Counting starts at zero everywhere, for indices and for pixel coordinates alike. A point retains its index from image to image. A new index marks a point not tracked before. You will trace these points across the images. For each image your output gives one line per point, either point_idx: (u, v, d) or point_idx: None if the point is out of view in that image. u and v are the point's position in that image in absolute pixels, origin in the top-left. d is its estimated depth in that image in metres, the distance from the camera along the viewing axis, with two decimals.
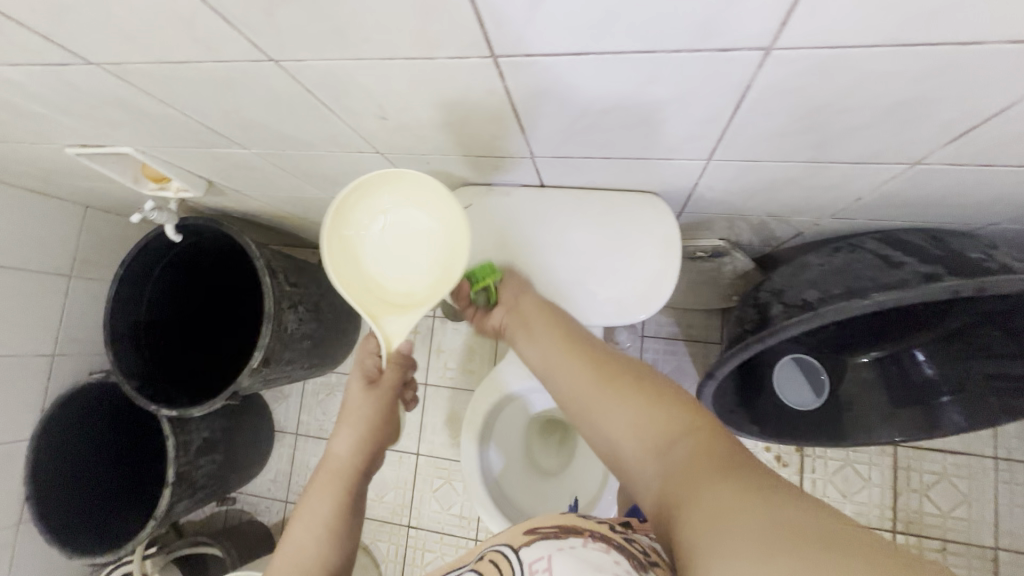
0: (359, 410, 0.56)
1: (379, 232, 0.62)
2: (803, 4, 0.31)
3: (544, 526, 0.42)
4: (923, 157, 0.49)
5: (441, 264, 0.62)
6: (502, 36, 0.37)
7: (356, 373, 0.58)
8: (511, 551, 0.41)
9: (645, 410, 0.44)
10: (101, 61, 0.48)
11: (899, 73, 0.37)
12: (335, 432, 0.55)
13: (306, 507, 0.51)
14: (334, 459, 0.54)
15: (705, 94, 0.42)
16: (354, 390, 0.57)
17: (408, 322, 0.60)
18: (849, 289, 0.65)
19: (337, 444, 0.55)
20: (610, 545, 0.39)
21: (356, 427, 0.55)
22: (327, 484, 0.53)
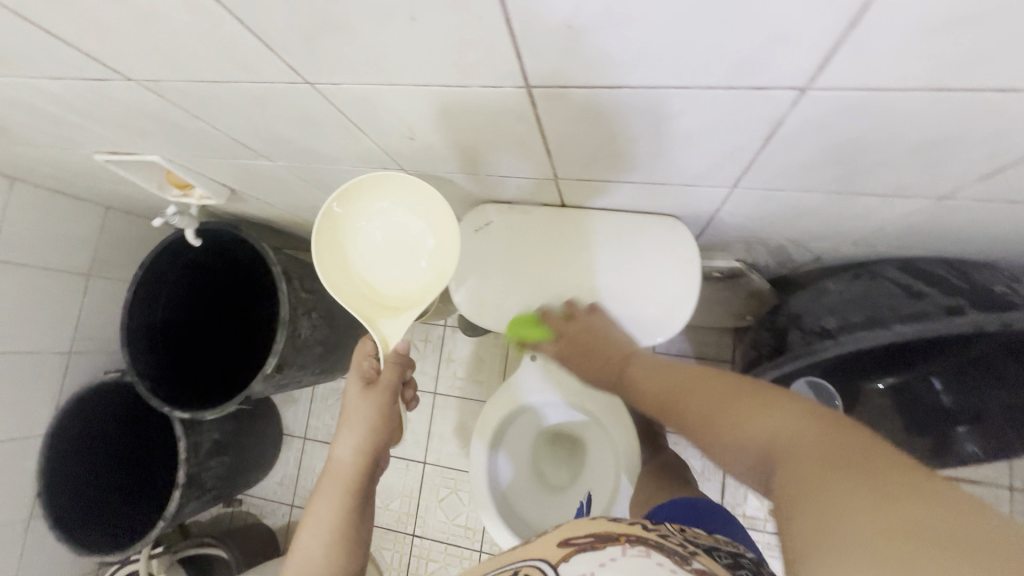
0: (358, 412, 0.54)
1: (371, 233, 0.61)
2: (842, 50, 0.31)
3: (578, 537, 0.42)
4: (950, 193, 0.49)
5: (435, 266, 0.61)
6: (536, 69, 0.38)
7: (353, 376, 0.57)
8: (547, 566, 0.40)
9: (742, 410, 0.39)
10: (139, 78, 0.49)
11: (931, 115, 0.37)
12: (337, 435, 0.54)
13: (311, 513, 0.51)
14: (337, 464, 0.53)
15: (733, 128, 0.42)
16: (353, 393, 0.56)
17: (404, 322, 0.59)
18: (868, 319, 0.66)
19: (340, 447, 0.54)
20: (647, 547, 0.41)
21: (357, 431, 0.54)
22: (333, 491, 0.52)
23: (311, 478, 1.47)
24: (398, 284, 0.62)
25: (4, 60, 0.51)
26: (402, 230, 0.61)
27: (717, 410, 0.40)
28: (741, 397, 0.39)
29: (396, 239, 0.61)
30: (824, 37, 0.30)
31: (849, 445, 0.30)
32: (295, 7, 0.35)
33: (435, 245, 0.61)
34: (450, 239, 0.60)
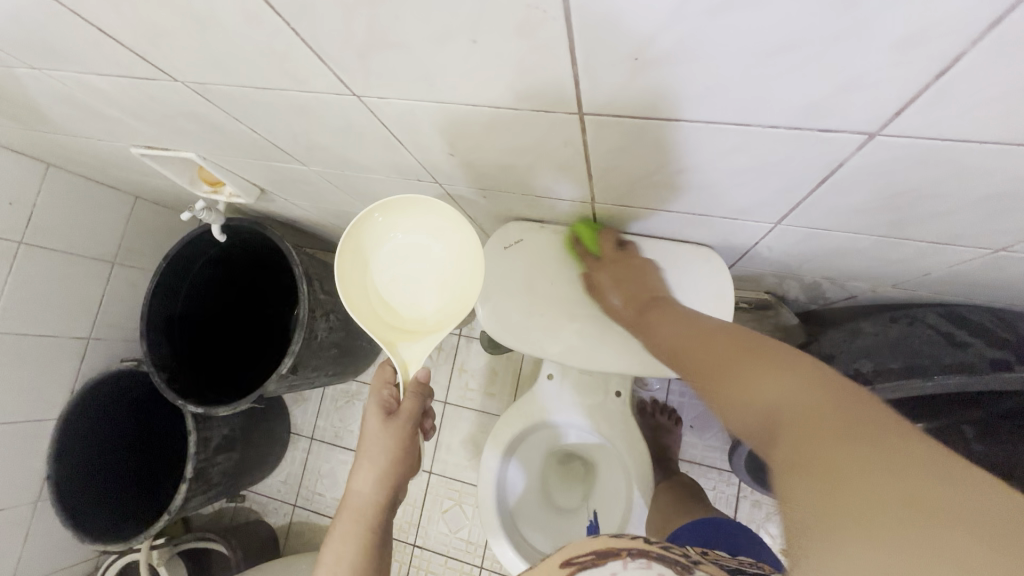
0: (378, 443, 0.53)
1: (391, 257, 0.60)
2: (923, 99, 0.30)
3: (579, 556, 0.43)
4: (1007, 245, 0.47)
5: (456, 290, 0.60)
6: (593, 99, 0.37)
7: (374, 406, 0.56)
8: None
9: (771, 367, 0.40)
10: (186, 79, 0.49)
11: (1002, 170, 0.35)
12: (355, 468, 0.53)
13: (329, 550, 0.50)
14: (357, 496, 0.53)
15: (787, 169, 0.41)
16: (374, 423, 0.55)
17: (424, 347, 0.58)
18: (908, 366, 0.63)
19: (359, 480, 0.53)
20: (650, 559, 0.42)
21: (376, 463, 0.53)
22: (352, 526, 0.51)
23: (316, 479, 1.46)
24: (419, 308, 0.61)
25: (55, 56, 0.51)
26: (423, 254, 0.61)
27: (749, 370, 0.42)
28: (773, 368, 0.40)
29: (418, 263, 0.61)
30: (903, 86, 0.29)
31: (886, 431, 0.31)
32: (353, 23, 0.35)
33: (454, 269, 0.61)
34: (472, 259, 0.59)
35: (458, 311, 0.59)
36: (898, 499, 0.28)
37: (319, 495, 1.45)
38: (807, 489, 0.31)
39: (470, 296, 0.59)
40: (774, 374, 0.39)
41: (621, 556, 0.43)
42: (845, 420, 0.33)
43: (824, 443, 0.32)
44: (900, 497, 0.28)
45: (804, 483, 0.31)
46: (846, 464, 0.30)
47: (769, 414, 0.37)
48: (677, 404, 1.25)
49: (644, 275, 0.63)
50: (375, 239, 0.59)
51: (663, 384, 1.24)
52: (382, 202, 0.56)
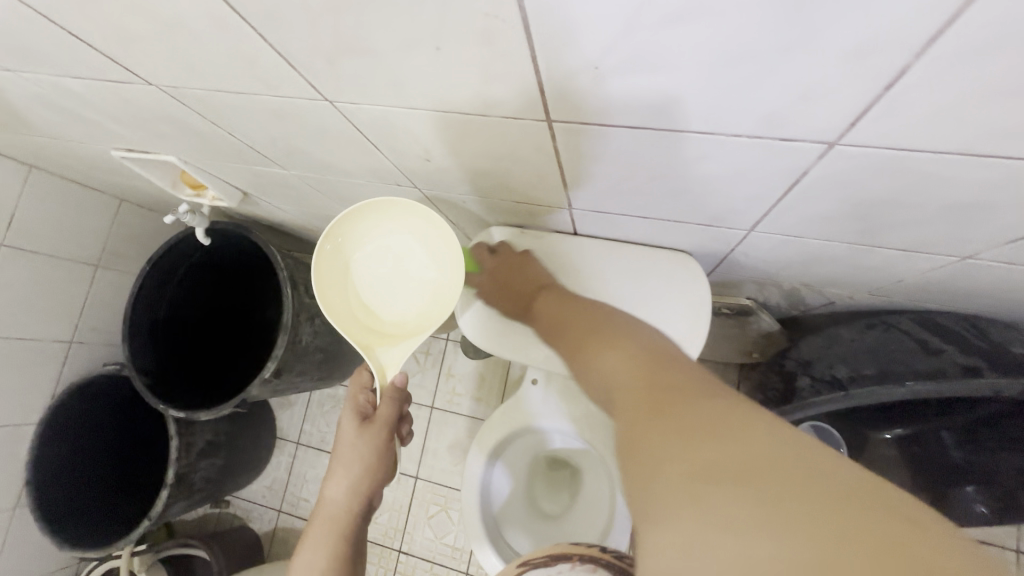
0: (352, 452, 0.53)
1: (371, 262, 0.60)
2: (875, 109, 0.30)
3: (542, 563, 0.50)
4: (975, 253, 0.47)
5: (436, 293, 0.60)
6: (559, 105, 0.37)
7: (349, 412, 0.55)
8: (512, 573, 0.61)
9: (631, 358, 0.46)
10: (160, 83, 0.49)
11: (963, 180, 0.36)
12: (330, 475, 0.53)
13: (302, 555, 0.51)
14: (332, 502, 0.53)
15: (754, 176, 0.42)
16: (349, 429, 0.55)
17: (402, 351, 0.56)
18: (882, 372, 0.64)
19: (334, 486, 0.53)
20: (594, 564, 0.58)
21: (350, 471, 0.53)
22: (325, 533, 0.52)
23: (301, 484, 1.45)
24: (400, 311, 0.60)
25: (29, 58, 0.51)
26: (404, 257, 0.60)
27: (588, 361, 0.50)
28: (627, 360, 0.46)
29: (399, 267, 0.60)
30: (855, 96, 0.29)
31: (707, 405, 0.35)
32: (320, 30, 0.35)
33: (435, 272, 0.60)
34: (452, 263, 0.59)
35: (437, 313, 0.58)
36: (734, 473, 0.28)
37: (304, 501, 1.44)
38: (642, 462, 0.33)
39: (451, 297, 0.58)
40: (632, 362, 0.45)
41: (571, 560, 0.59)
42: (676, 403, 0.37)
43: (656, 424, 0.35)
44: (715, 469, 0.29)
45: (642, 460, 0.34)
46: (673, 440, 0.33)
47: (615, 395, 0.43)
48: None
49: (528, 267, 0.68)
50: (356, 243, 0.59)
51: None
52: (362, 204, 0.56)
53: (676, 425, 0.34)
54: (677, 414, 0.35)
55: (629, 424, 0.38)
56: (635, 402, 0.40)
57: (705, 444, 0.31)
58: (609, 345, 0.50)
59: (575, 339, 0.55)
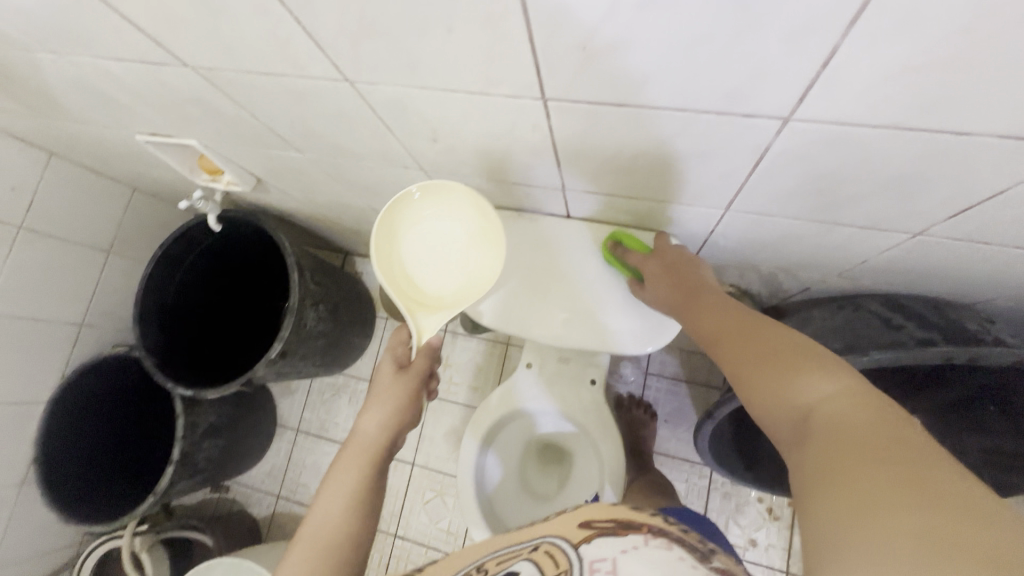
0: (389, 391, 0.58)
1: (419, 237, 0.65)
2: (816, 86, 0.36)
3: (600, 520, 0.38)
4: (924, 229, 0.53)
5: (475, 274, 0.65)
6: (553, 84, 0.43)
7: (386, 360, 0.61)
8: (567, 546, 0.36)
9: (825, 390, 0.37)
10: (196, 65, 0.55)
11: (898, 151, 0.41)
12: (365, 411, 0.57)
13: (332, 481, 0.53)
14: (364, 435, 0.56)
15: (724, 153, 0.47)
16: (385, 374, 0.60)
17: (439, 319, 0.62)
18: (848, 344, 0.68)
19: (367, 421, 0.57)
20: (671, 539, 0.35)
21: (385, 407, 0.58)
22: (355, 461, 0.54)
23: (300, 470, 1.49)
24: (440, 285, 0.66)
25: (77, 42, 0.57)
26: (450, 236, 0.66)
27: (769, 385, 0.41)
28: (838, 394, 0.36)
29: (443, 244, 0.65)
30: (800, 74, 0.35)
31: (925, 458, 0.29)
32: (348, 15, 0.40)
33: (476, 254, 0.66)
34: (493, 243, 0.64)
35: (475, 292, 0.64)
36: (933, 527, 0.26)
37: (302, 486, 1.47)
38: (828, 496, 0.31)
39: (491, 274, 0.64)
40: (816, 376, 0.39)
41: (643, 530, 0.36)
42: (886, 445, 0.31)
43: (865, 462, 0.31)
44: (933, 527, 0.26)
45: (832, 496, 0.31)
46: (864, 467, 0.30)
47: (807, 418, 0.37)
48: (654, 399, 1.29)
49: (692, 275, 0.61)
50: (411, 215, 0.64)
51: (639, 379, 1.30)
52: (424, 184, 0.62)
53: (875, 463, 0.30)
54: (883, 452, 0.30)
55: (821, 455, 0.33)
56: (827, 437, 0.34)
57: (920, 492, 0.28)
58: (817, 373, 0.39)
59: (754, 362, 0.44)
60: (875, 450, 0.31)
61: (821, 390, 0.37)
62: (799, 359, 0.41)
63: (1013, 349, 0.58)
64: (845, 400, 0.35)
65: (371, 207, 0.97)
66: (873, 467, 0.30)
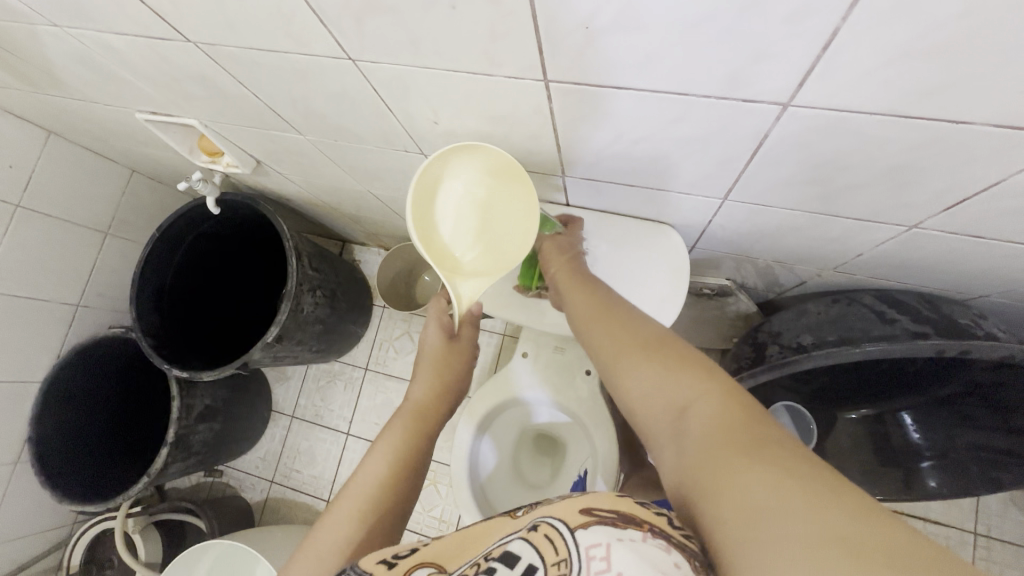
0: (437, 358, 0.59)
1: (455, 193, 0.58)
2: (816, 70, 0.36)
3: (603, 508, 0.34)
4: (919, 222, 0.54)
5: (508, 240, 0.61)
6: (556, 64, 0.43)
7: (433, 325, 0.61)
8: (565, 527, 0.34)
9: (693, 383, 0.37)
10: (198, 40, 0.55)
11: (894, 140, 0.42)
12: (417, 377, 0.59)
13: (380, 443, 0.53)
14: (413, 400, 0.57)
15: (723, 139, 0.48)
16: (432, 341, 0.61)
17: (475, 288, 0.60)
18: (841, 337, 0.69)
19: (418, 387, 0.58)
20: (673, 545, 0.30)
21: (435, 373, 0.59)
22: (404, 424, 0.55)
23: (294, 456, 1.49)
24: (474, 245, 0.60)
25: (79, 14, 0.57)
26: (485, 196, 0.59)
27: (642, 380, 0.40)
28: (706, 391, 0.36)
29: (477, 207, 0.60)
30: (801, 56, 0.35)
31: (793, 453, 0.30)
32: None
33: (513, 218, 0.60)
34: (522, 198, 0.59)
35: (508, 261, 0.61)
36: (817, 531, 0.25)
37: (296, 472, 1.48)
38: (723, 508, 0.29)
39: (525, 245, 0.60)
40: (683, 370, 0.38)
41: (644, 528, 0.32)
42: (766, 444, 0.31)
43: (749, 462, 0.30)
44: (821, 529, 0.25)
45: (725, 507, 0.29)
46: (744, 470, 0.30)
47: (682, 413, 0.36)
48: None
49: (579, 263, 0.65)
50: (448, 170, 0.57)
51: None
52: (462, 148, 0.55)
53: (756, 462, 0.29)
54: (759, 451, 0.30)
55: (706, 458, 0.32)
56: (706, 438, 0.33)
57: (801, 490, 0.27)
58: (687, 367, 0.39)
59: (626, 354, 0.44)
60: (755, 449, 0.30)
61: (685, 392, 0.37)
62: (670, 351, 0.41)
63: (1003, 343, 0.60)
64: (706, 400, 0.36)
65: (372, 192, 0.97)
66: (750, 472, 0.29)
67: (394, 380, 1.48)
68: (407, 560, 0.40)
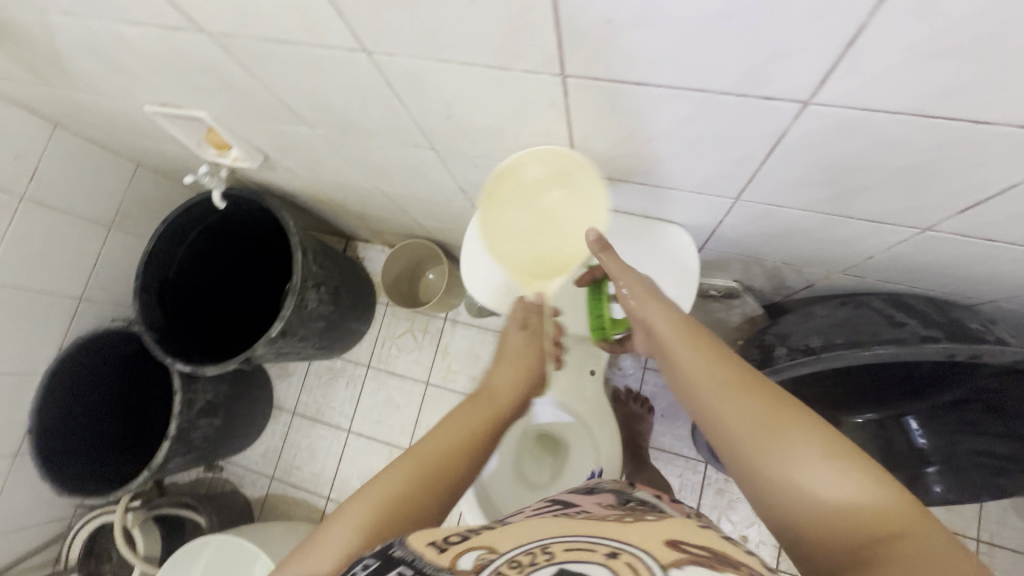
0: (517, 348, 0.60)
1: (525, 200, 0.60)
2: (839, 67, 0.36)
3: (690, 546, 0.32)
4: (933, 224, 0.53)
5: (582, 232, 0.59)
6: (574, 58, 0.42)
7: (512, 317, 0.63)
8: (654, 564, 0.30)
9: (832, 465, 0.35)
10: (212, 31, 0.55)
11: (913, 140, 0.41)
12: (499, 364, 0.59)
13: (454, 417, 0.52)
14: (495, 387, 0.57)
15: (739, 138, 0.47)
16: (513, 333, 0.62)
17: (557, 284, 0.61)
18: (852, 340, 0.68)
19: (499, 375, 0.58)
20: None
21: (515, 363, 0.59)
22: (482, 409, 0.54)
23: (294, 453, 1.48)
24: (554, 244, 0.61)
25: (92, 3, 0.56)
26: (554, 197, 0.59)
27: (769, 450, 0.38)
28: (852, 481, 0.34)
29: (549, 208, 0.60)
30: (826, 51, 0.35)
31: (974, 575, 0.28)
32: None
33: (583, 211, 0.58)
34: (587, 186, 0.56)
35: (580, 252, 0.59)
36: None
37: (296, 469, 1.47)
38: None
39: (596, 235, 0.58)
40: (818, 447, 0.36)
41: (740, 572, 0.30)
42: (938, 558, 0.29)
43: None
44: None
45: None
46: None
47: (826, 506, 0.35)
48: (651, 394, 1.29)
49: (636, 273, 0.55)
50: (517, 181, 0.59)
51: (637, 373, 1.30)
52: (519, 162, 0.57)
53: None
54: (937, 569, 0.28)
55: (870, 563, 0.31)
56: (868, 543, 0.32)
57: None
58: (825, 443, 0.36)
59: (741, 408, 0.40)
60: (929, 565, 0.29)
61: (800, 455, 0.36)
62: (795, 416, 0.38)
63: (1013, 347, 0.60)
64: (857, 490, 0.34)
65: (378, 188, 0.97)
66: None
67: (396, 378, 1.48)
68: (458, 545, 0.36)
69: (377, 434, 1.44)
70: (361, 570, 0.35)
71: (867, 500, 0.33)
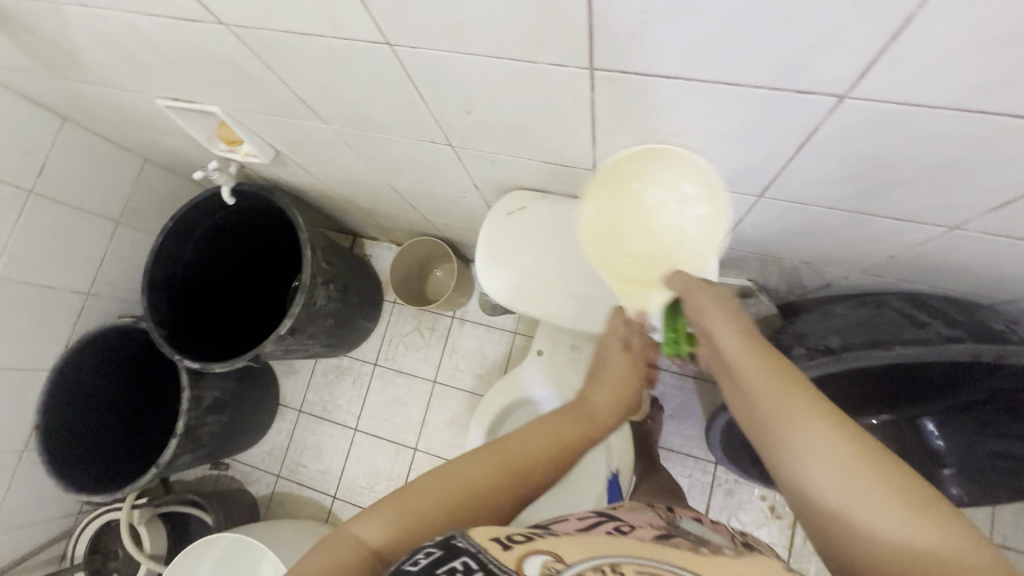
0: (619, 370, 0.60)
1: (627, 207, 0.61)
2: (882, 59, 0.35)
3: None
4: (962, 223, 0.53)
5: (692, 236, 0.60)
6: (604, 50, 0.42)
7: (614, 336, 0.62)
8: None
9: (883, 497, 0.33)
10: (231, 23, 0.54)
11: (950, 135, 0.41)
12: (602, 384, 0.59)
13: (551, 419, 0.53)
14: (591, 403, 0.57)
15: (769, 133, 0.47)
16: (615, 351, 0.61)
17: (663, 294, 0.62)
18: (872, 340, 0.66)
19: (601, 394, 0.58)
20: None
21: (616, 383, 0.59)
22: (578, 420, 0.54)
23: (301, 451, 1.48)
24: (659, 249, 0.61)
25: None
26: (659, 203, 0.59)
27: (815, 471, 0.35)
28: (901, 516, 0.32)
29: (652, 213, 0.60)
30: (870, 43, 0.34)
31: None
32: None
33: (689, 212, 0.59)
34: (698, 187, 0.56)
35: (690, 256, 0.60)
36: None
37: (303, 467, 1.46)
38: None
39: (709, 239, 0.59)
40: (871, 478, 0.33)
41: None
42: None
43: None
44: None
45: None
46: None
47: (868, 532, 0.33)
48: (660, 393, 1.28)
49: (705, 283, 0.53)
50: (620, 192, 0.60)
51: None
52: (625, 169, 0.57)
53: None
54: None
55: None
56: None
57: None
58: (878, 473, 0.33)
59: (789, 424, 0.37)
60: None
61: (839, 480, 0.34)
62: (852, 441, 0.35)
63: None
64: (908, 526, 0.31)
65: (390, 184, 0.96)
66: None
67: (403, 376, 1.47)
68: (522, 545, 0.35)
69: (384, 432, 1.43)
70: (423, 558, 0.33)
71: (902, 543, 0.31)
